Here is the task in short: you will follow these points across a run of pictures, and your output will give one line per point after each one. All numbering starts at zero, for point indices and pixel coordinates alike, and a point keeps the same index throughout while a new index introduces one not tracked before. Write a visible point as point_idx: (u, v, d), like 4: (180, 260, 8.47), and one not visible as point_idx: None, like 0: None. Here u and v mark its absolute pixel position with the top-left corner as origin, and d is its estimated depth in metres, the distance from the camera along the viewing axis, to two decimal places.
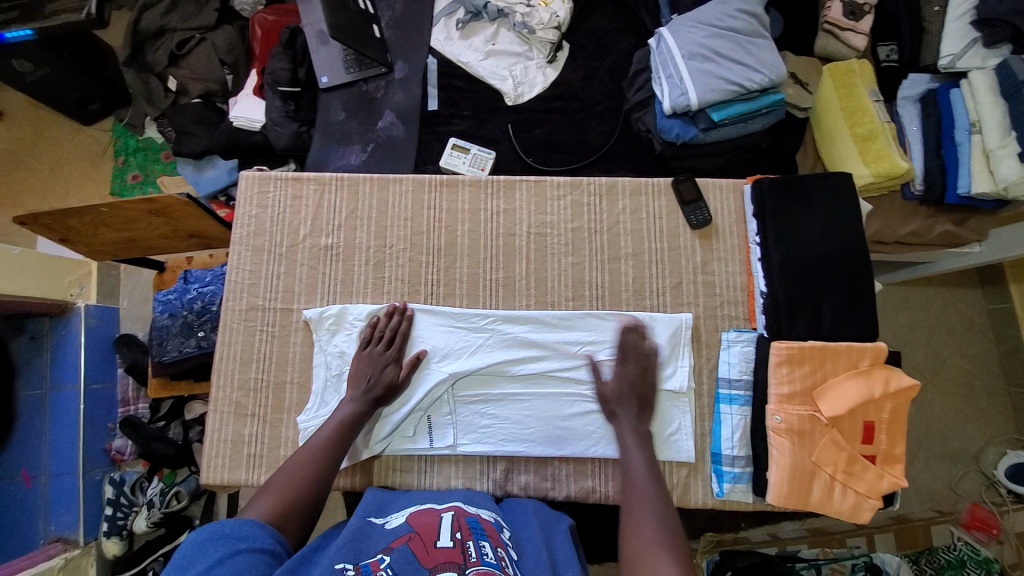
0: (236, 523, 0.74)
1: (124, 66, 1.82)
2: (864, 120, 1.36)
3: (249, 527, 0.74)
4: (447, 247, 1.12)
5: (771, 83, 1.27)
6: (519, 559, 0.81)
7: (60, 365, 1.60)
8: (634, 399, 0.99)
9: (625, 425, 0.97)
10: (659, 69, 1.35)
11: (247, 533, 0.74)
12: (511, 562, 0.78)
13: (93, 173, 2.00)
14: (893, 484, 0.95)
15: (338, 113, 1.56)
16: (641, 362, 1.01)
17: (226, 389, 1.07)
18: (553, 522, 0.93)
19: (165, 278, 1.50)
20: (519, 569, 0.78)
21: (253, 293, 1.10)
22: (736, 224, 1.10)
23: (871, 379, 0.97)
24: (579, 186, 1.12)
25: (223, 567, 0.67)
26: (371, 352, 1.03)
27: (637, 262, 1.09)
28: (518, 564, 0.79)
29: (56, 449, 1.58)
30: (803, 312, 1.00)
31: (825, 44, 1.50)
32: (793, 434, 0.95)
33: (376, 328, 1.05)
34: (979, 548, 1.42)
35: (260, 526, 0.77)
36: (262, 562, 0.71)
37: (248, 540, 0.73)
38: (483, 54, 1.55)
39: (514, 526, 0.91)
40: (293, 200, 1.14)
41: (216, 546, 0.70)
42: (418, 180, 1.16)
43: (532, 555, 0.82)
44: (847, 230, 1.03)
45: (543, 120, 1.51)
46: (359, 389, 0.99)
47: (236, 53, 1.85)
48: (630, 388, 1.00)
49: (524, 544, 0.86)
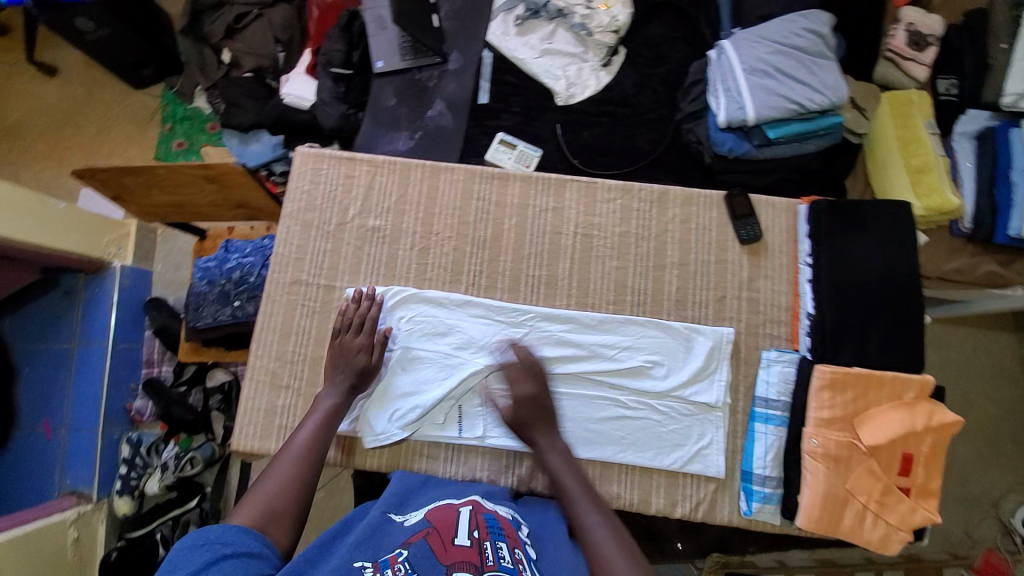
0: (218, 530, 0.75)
1: (182, 35, 1.89)
2: (919, 152, 1.33)
3: (235, 534, 0.75)
4: (492, 239, 1.12)
5: (831, 105, 1.27)
6: (535, 560, 0.81)
7: (89, 322, 1.63)
8: (540, 419, 0.96)
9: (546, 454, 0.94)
10: (718, 81, 1.36)
11: (233, 539, 0.75)
12: (528, 564, 0.78)
13: (138, 137, 2.02)
14: (926, 519, 0.93)
15: (389, 99, 1.57)
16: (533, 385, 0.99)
17: (262, 358, 1.07)
18: (543, 509, 0.93)
19: (205, 246, 1.51)
20: (535, 571, 0.79)
21: (298, 267, 1.11)
22: (787, 243, 1.09)
23: (914, 412, 0.95)
24: (630, 191, 1.12)
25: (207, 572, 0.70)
26: (348, 342, 1.01)
27: (683, 272, 1.09)
28: (534, 564, 0.80)
29: (79, 403, 1.60)
30: (850, 338, 0.99)
31: (886, 73, 1.46)
32: (829, 459, 0.94)
33: (346, 315, 1.04)
34: None
35: (246, 531, 0.77)
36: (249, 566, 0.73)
37: (234, 546, 0.74)
38: (538, 52, 1.56)
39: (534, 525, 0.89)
40: (345, 179, 1.15)
41: (200, 553, 0.72)
42: (469, 170, 1.16)
43: (548, 561, 0.82)
44: (901, 260, 1.01)
45: (592, 122, 1.51)
46: (336, 381, 0.99)
47: (292, 31, 1.86)
48: (531, 412, 0.97)
49: (544, 543, 0.86)
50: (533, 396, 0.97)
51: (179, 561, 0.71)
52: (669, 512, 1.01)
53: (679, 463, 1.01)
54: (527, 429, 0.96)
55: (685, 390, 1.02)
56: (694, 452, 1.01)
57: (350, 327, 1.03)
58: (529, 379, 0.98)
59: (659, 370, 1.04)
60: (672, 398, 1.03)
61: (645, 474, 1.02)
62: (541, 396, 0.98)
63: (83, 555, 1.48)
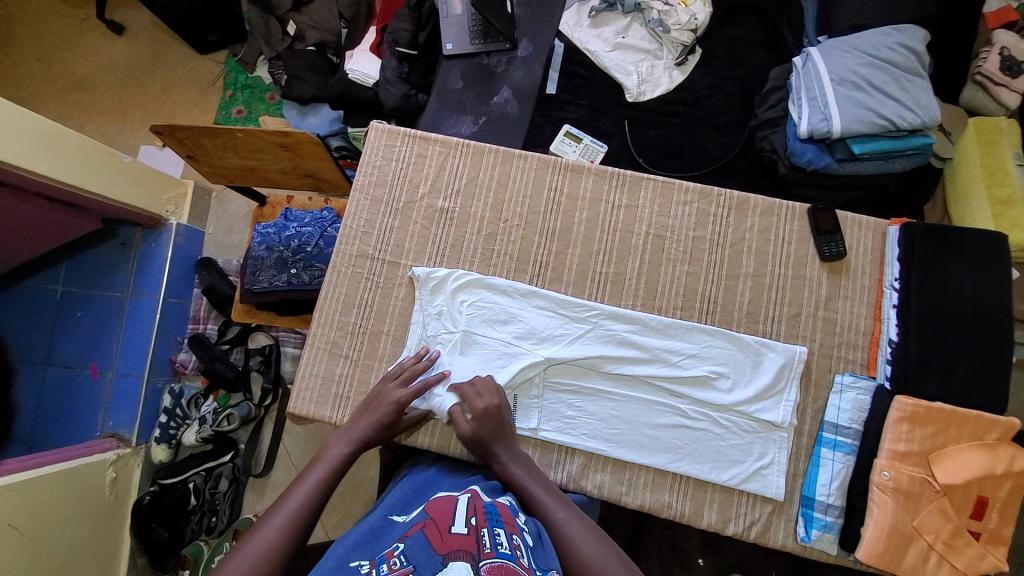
0: None
1: (250, 4, 1.85)
2: (1004, 182, 1.23)
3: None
4: (562, 231, 1.11)
5: (922, 125, 1.19)
6: (533, 547, 0.75)
7: (145, 273, 1.64)
8: (496, 438, 0.91)
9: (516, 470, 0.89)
10: (801, 90, 1.30)
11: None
12: (526, 551, 0.72)
13: (202, 101, 2.00)
14: (994, 567, 0.88)
15: (457, 82, 1.52)
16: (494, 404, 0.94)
17: (326, 327, 1.12)
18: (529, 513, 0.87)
19: (264, 212, 1.52)
20: (533, 558, 0.72)
21: (365, 241, 1.14)
22: (871, 264, 1.05)
23: (995, 455, 0.89)
24: (709, 195, 1.09)
25: None
26: (386, 387, 0.98)
27: (757, 284, 1.06)
28: (532, 551, 0.73)
29: (127, 350, 1.61)
30: (935, 370, 0.94)
31: (973, 98, 1.36)
32: (898, 494, 0.90)
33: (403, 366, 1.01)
34: None
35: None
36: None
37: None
38: (611, 46, 1.50)
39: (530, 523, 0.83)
40: (417, 158, 1.17)
41: None
42: (543, 159, 1.15)
43: (545, 550, 0.76)
44: (994, 293, 0.96)
45: (660, 122, 1.46)
46: (354, 429, 0.93)
47: (358, 7, 1.81)
48: (491, 430, 0.91)
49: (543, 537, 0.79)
50: (488, 414, 0.92)
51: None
52: (721, 528, 0.98)
53: (736, 479, 0.97)
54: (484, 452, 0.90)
55: (750, 406, 0.99)
56: (753, 470, 0.97)
57: (395, 374, 1.00)
58: (483, 398, 0.93)
59: (724, 382, 1.00)
60: (734, 413, 1.00)
61: (699, 488, 0.99)
62: (498, 412, 0.93)
63: (118, 497, 1.50)
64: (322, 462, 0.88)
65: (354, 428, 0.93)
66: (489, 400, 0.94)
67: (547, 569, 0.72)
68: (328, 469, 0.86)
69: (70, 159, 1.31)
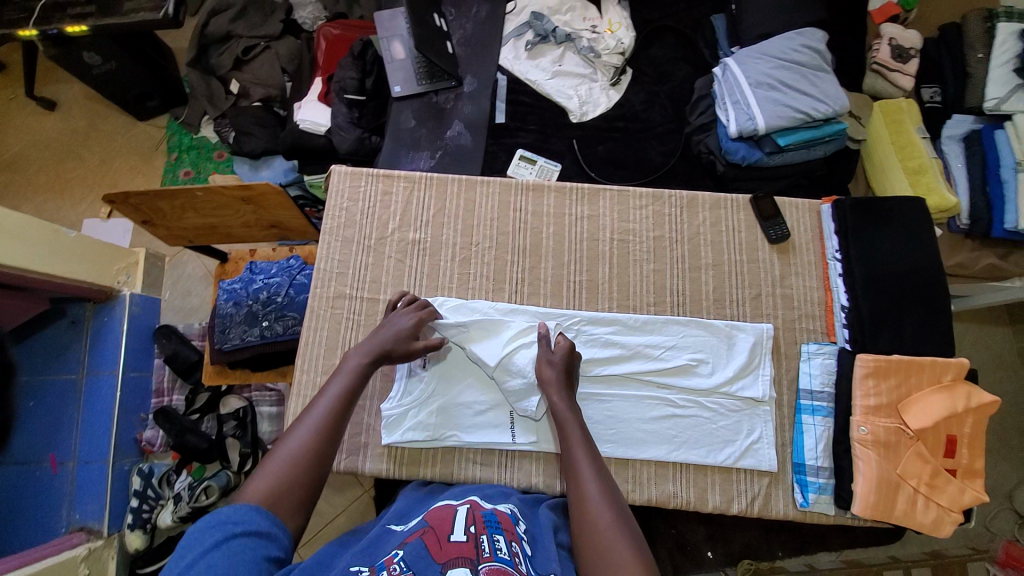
0: (229, 510, 0.69)
1: (188, 67, 1.83)
2: (914, 154, 1.38)
3: (245, 511, 0.70)
4: (532, 248, 1.16)
5: (836, 113, 1.33)
6: (532, 555, 0.76)
7: (99, 351, 1.55)
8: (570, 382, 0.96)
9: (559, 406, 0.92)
10: (725, 96, 1.42)
11: (242, 519, 0.69)
12: (525, 559, 0.73)
13: (145, 167, 1.96)
14: (975, 498, 0.95)
15: (409, 121, 1.57)
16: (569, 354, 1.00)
17: (309, 373, 1.10)
18: (531, 515, 0.89)
19: (227, 269, 1.48)
20: (532, 564, 0.74)
21: (341, 282, 1.15)
22: (814, 241, 1.16)
23: (954, 394, 0.98)
24: (661, 198, 1.18)
25: (217, 553, 0.65)
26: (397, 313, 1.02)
27: (717, 272, 1.14)
28: (531, 560, 0.74)
29: (89, 436, 1.51)
30: (887, 327, 1.04)
31: (874, 83, 1.53)
32: (879, 446, 0.97)
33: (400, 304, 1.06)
34: None
35: (258, 509, 0.72)
36: (259, 546, 0.68)
37: (244, 523, 0.69)
38: (550, 74, 1.61)
39: (532, 525, 0.85)
40: (382, 195, 1.20)
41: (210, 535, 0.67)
42: (505, 183, 1.21)
43: (545, 556, 0.78)
44: (925, 252, 1.07)
45: (605, 138, 1.56)
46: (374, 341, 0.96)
47: (299, 61, 1.85)
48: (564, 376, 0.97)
49: (540, 541, 0.82)
50: (567, 349, 0.99)
51: (191, 541, 0.67)
52: (726, 509, 1.02)
53: (731, 459, 1.02)
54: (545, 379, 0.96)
55: (731, 386, 1.05)
56: (745, 447, 1.03)
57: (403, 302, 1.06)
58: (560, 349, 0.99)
59: (705, 367, 1.06)
60: (719, 395, 1.05)
61: (700, 473, 1.03)
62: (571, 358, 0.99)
63: None
64: (341, 375, 0.91)
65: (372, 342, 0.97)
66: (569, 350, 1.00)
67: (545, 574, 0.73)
68: (347, 385, 0.89)
69: (13, 242, 1.24)
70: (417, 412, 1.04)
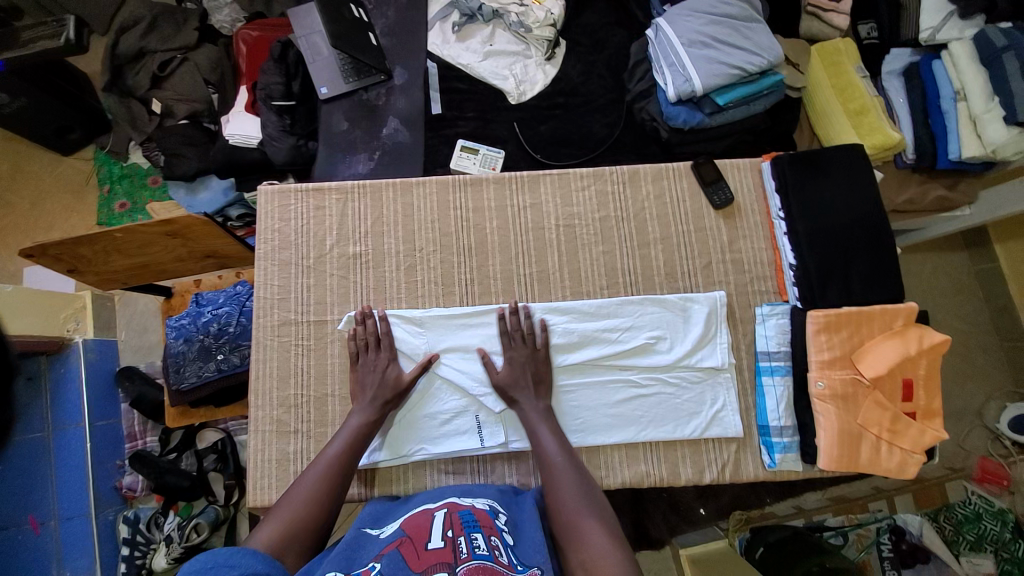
0: (229, 551, 0.66)
1: (103, 92, 1.69)
2: (854, 96, 1.37)
3: (242, 554, 0.67)
4: (477, 246, 1.13)
5: (770, 65, 1.30)
6: (515, 544, 0.76)
7: (62, 404, 1.48)
8: (530, 381, 1.01)
9: (528, 409, 0.98)
10: (659, 59, 1.37)
11: (242, 560, 0.66)
12: (505, 550, 0.73)
13: (78, 205, 1.85)
14: (935, 438, 0.99)
15: (341, 123, 1.50)
16: (527, 350, 1.03)
17: (264, 408, 1.07)
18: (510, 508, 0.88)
19: (173, 304, 1.44)
20: (515, 555, 0.73)
21: (284, 307, 1.11)
22: (757, 201, 1.15)
23: (906, 339, 1.00)
24: (603, 176, 1.15)
25: None
26: (367, 360, 1.03)
27: (667, 246, 1.12)
28: (513, 549, 0.74)
29: (66, 490, 1.44)
30: (835, 280, 1.04)
31: (810, 26, 1.49)
32: (837, 399, 0.99)
33: (355, 337, 1.05)
34: (994, 500, 1.46)
35: (254, 552, 0.68)
36: None
37: (241, 565, 0.65)
38: (482, 55, 1.54)
39: (511, 515, 0.85)
40: (315, 211, 1.15)
41: None
42: (441, 181, 1.16)
43: (530, 545, 0.77)
44: (863, 199, 1.06)
45: (547, 116, 1.51)
46: (366, 400, 1.00)
47: (221, 70, 1.73)
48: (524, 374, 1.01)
49: (523, 530, 0.81)
50: (529, 347, 1.03)
51: None
52: (698, 480, 1.03)
53: (699, 430, 1.03)
54: (514, 388, 1.00)
55: (691, 358, 1.05)
56: (711, 417, 1.04)
57: (365, 342, 1.05)
58: (532, 343, 1.04)
59: (664, 344, 1.06)
60: (681, 368, 1.06)
61: (669, 448, 1.05)
62: (540, 358, 1.03)
63: None
64: (345, 429, 0.96)
65: (368, 398, 1.00)
66: (527, 344, 1.04)
67: (529, 564, 0.72)
68: (351, 437, 0.94)
69: None
70: (381, 430, 1.03)
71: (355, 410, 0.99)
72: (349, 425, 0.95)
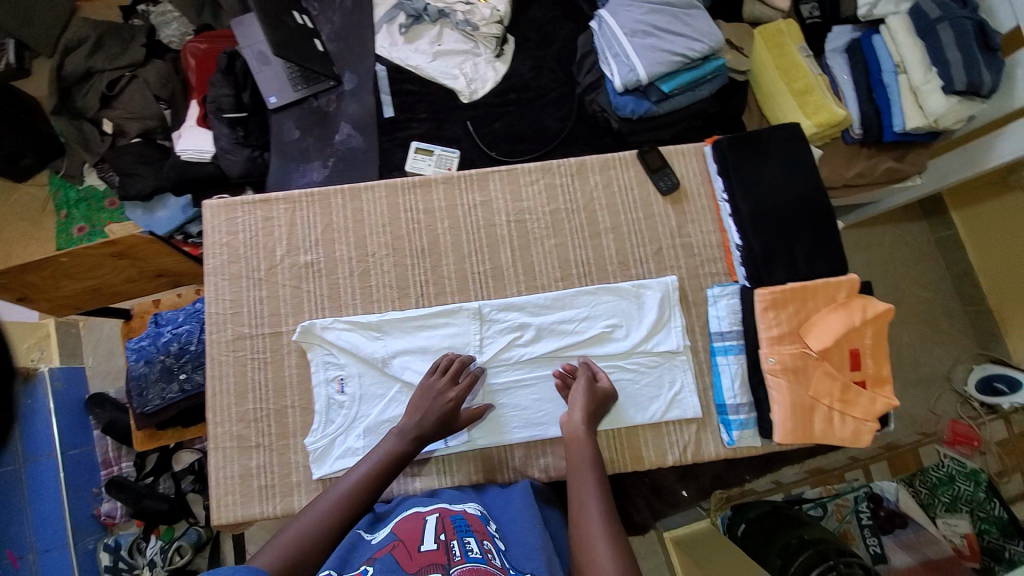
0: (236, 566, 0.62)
1: (53, 115, 1.67)
2: (799, 75, 1.38)
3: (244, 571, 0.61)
4: (430, 246, 1.13)
5: (711, 50, 1.32)
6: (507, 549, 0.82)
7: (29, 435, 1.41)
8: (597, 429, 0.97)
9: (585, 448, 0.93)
10: (605, 50, 1.38)
11: None
12: (498, 554, 0.75)
13: (35, 232, 1.81)
14: (887, 404, 1.01)
15: (292, 131, 1.48)
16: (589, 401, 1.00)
17: (224, 425, 1.06)
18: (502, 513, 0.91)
19: (133, 325, 1.43)
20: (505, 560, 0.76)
21: (238, 322, 1.10)
22: (702, 184, 1.17)
23: (851, 310, 1.02)
24: (551, 170, 1.16)
25: None
26: (432, 381, 0.99)
27: (617, 235, 1.13)
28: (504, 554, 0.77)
29: (41, 522, 1.37)
30: (779, 258, 1.06)
31: (752, 10, 1.51)
32: (788, 373, 1.01)
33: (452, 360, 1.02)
34: (966, 462, 1.49)
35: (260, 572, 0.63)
36: None
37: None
38: (431, 56, 1.53)
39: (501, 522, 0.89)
40: (264, 222, 1.14)
41: None
42: (390, 184, 1.16)
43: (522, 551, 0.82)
44: (802, 180, 1.09)
45: (500, 113, 1.51)
46: (416, 422, 0.95)
47: (172, 87, 1.68)
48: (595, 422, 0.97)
49: (513, 536, 0.86)
50: (592, 394, 1.00)
51: None
52: (661, 462, 1.05)
53: (658, 414, 1.05)
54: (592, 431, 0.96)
55: (647, 343, 1.06)
56: (669, 399, 1.05)
57: (438, 368, 1.02)
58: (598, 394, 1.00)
59: (620, 331, 1.07)
60: (638, 354, 1.07)
61: (631, 434, 1.06)
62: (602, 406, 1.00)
63: None
64: (370, 456, 0.92)
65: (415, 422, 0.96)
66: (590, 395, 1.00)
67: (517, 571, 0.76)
68: (376, 465, 0.90)
69: None
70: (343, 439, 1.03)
71: (395, 431, 0.95)
72: (378, 453, 0.92)
